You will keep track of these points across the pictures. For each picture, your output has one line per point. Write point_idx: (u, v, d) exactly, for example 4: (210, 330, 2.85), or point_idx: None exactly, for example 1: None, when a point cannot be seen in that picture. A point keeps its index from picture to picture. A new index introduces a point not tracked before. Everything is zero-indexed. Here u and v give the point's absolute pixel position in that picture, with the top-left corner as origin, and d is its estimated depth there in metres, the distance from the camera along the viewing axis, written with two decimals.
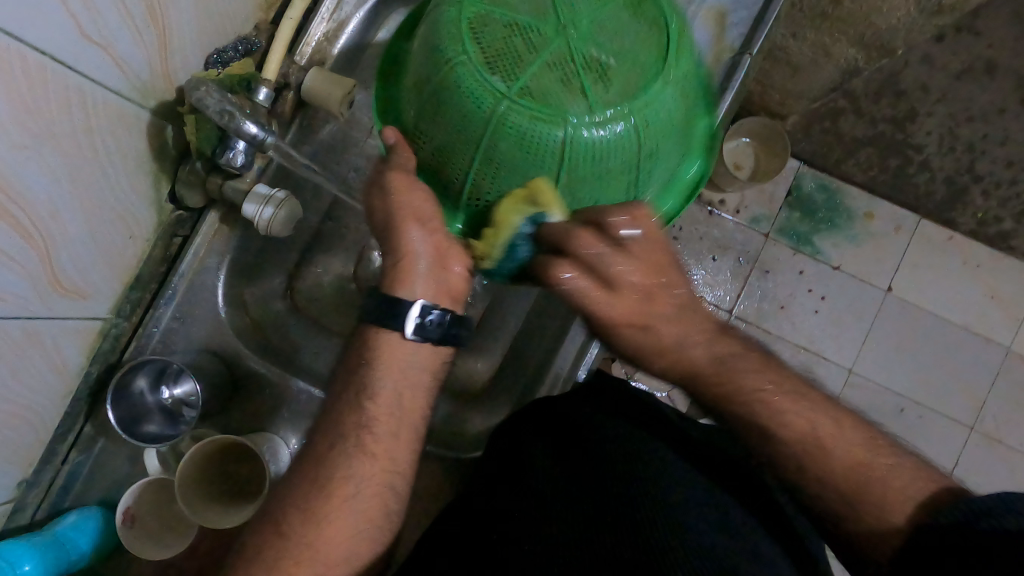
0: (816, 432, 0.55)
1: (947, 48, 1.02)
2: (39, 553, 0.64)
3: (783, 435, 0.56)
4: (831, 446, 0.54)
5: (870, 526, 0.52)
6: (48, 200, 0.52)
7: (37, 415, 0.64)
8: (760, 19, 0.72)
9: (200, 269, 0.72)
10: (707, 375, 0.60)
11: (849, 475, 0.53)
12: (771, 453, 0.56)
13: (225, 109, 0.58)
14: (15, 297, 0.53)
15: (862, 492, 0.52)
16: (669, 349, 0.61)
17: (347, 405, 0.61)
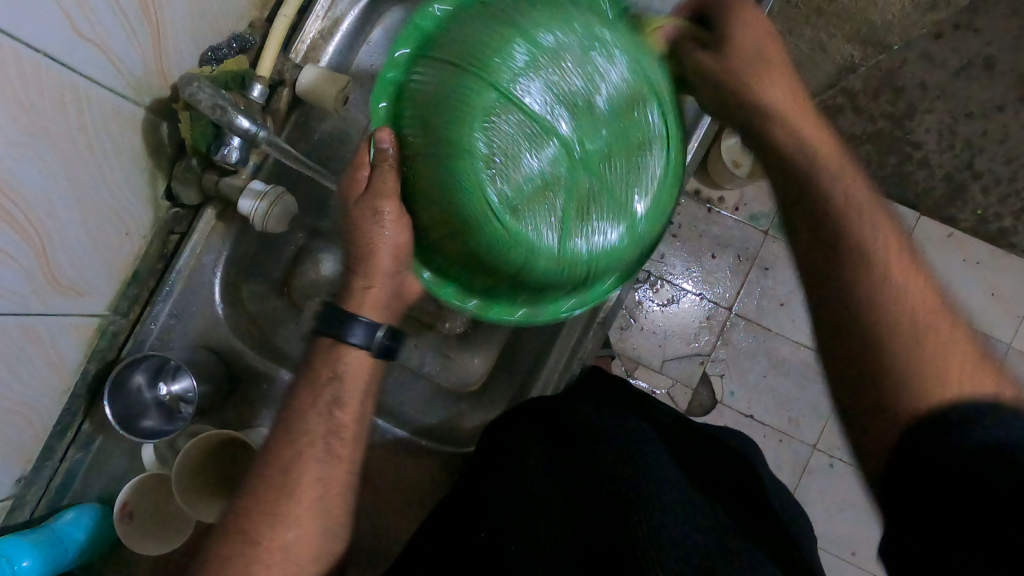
0: (924, 304, 0.51)
1: (946, 44, 1.06)
2: (38, 550, 0.64)
3: (901, 341, 0.50)
4: (922, 307, 0.51)
5: (900, 403, 0.48)
6: (45, 197, 0.53)
7: (35, 412, 0.64)
8: None
9: (196, 267, 0.72)
10: (847, 276, 0.53)
11: (944, 373, 0.48)
12: (880, 336, 0.51)
13: (218, 104, 0.58)
14: (11, 293, 0.53)
15: (879, 368, 0.50)
16: (848, 221, 0.55)
17: (300, 398, 0.60)
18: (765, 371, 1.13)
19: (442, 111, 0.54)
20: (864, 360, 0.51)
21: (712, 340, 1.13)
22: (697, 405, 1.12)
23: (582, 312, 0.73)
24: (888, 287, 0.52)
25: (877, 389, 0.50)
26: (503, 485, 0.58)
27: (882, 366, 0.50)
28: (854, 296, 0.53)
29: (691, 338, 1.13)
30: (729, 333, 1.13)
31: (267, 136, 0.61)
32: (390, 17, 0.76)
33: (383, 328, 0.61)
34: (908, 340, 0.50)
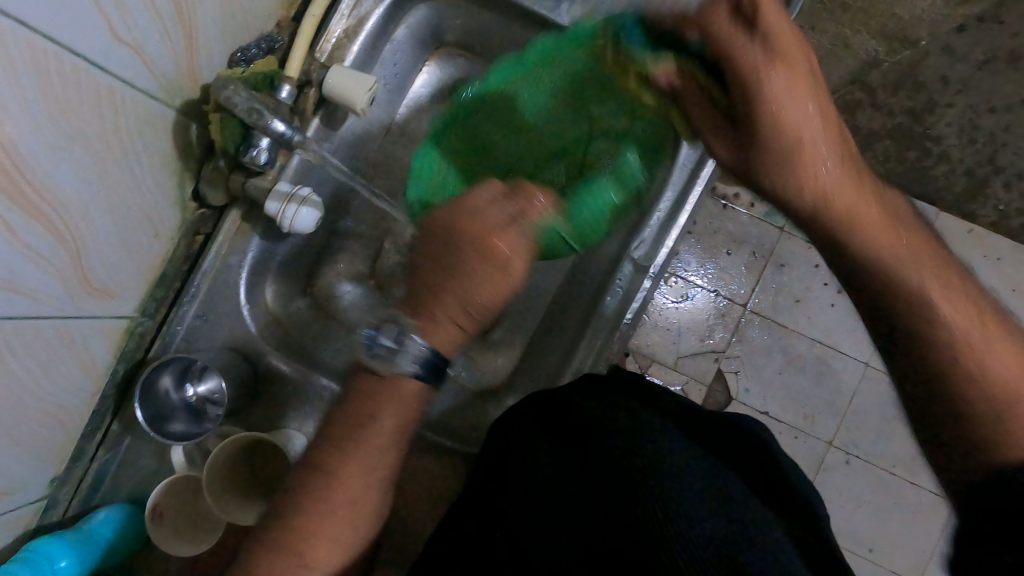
0: (965, 334, 0.51)
1: (968, 40, 1.04)
2: (74, 550, 0.65)
3: (931, 327, 0.52)
4: (973, 349, 0.51)
5: (994, 432, 0.50)
6: (79, 200, 0.52)
7: (68, 413, 0.64)
8: (782, 11, 0.71)
9: (222, 268, 0.72)
10: (885, 272, 0.54)
11: (991, 385, 0.51)
12: (926, 316, 0.52)
13: (253, 107, 0.58)
14: (49, 297, 0.53)
15: (1012, 393, 0.50)
16: (865, 255, 0.55)
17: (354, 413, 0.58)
18: (781, 367, 1.12)
19: (591, 81, 0.67)
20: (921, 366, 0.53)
21: (727, 336, 1.12)
22: (713, 403, 1.11)
23: (608, 315, 0.73)
24: (947, 314, 0.52)
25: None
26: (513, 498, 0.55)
27: (976, 355, 0.51)
28: (915, 304, 0.53)
29: (704, 334, 1.12)
30: (745, 329, 1.12)
31: (299, 140, 0.62)
32: (414, 14, 0.76)
33: (417, 355, 0.56)
34: (950, 359, 0.52)
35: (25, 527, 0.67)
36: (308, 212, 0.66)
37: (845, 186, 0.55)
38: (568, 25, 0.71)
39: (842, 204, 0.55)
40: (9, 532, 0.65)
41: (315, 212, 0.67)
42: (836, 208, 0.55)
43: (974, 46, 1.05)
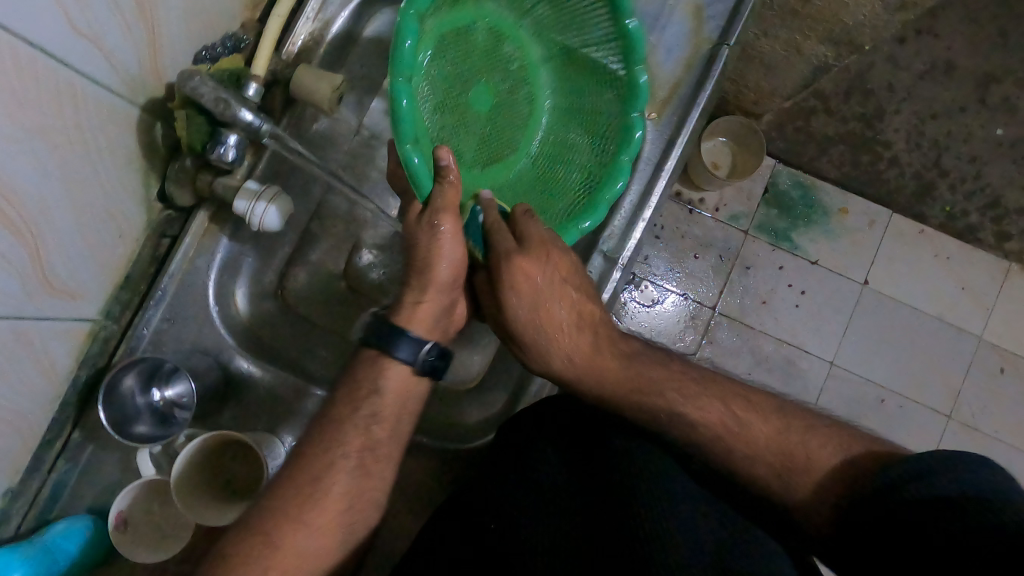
0: (740, 415, 0.56)
1: (910, 49, 1.09)
2: (28, 561, 0.63)
3: (743, 443, 0.54)
4: (747, 419, 0.55)
5: (808, 501, 0.51)
6: (39, 197, 0.52)
7: (25, 419, 0.63)
8: (737, 10, 0.76)
9: (189, 270, 0.72)
10: (625, 386, 0.59)
11: (801, 471, 0.52)
12: (740, 450, 0.54)
13: (220, 98, 0.58)
14: (5, 296, 0.52)
15: (791, 463, 0.53)
16: (648, 397, 0.58)
17: (339, 407, 0.60)
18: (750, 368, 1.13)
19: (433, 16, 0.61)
20: (695, 460, 0.57)
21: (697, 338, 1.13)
22: None
23: None
24: (692, 408, 0.57)
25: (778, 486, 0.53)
26: (519, 496, 0.53)
27: (738, 461, 0.54)
28: (754, 451, 0.54)
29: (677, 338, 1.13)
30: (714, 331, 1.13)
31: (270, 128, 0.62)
32: (380, 20, 0.78)
33: (428, 344, 0.61)
34: (693, 442, 0.57)
35: None
36: (275, 211, 0.66)
37: (530, 269, 0.59)
38: None
39: (540, 293, 0.60)
40: None
41: (282, 210, 0.67)
42: (580, 346, 0.61)
43: (915, 56, 1.10)
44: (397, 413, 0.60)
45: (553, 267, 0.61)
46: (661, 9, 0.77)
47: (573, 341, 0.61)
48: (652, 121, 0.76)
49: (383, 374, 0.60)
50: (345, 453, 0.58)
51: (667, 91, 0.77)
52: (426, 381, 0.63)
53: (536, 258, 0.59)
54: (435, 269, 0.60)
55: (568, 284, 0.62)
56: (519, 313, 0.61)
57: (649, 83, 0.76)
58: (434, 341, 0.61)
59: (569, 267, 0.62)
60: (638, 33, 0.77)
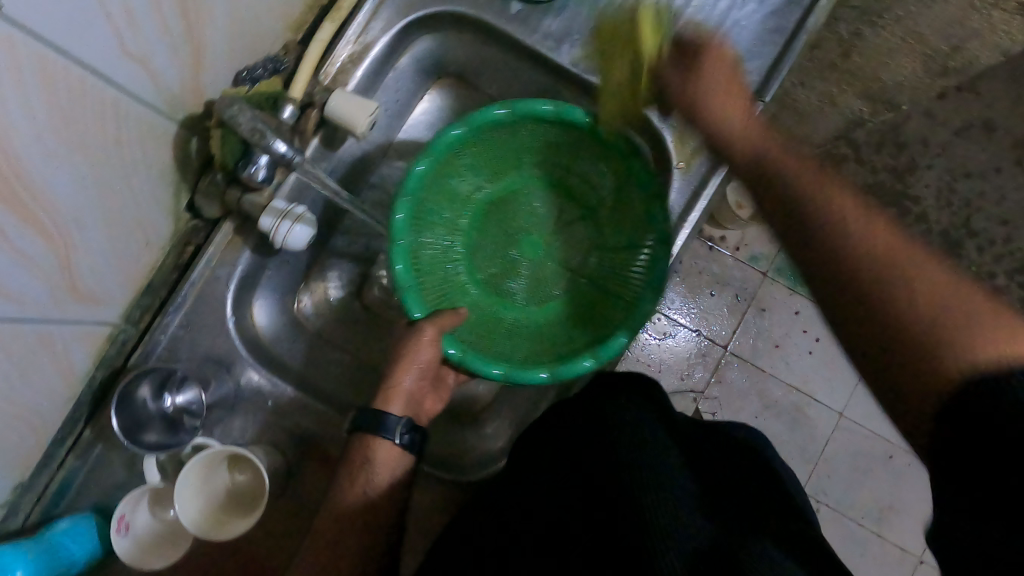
0: (933, 295, 0.46)
1: (948, 105, 1.05)
2: (31, 560, 0.64)
3: (885, 288, 0.48)
4: (939, 302, 0.46)
5: (957, 335, 0.44)
6: (75, 209, 0.53)
7: (40, 417, 0.64)
8: (774, 68, 0.76)
9: (209, 279, 0.73)
10: (811, 206, 0.55)
11: (965, 335, 0.43)
12: (926, 329, 0.45)
13: (256, 127, 0.59)
14: (31, 300, 0.54)
15: (960, 322, 0.44)
16: (817, 216, 0.54)
17: (342, 478, 0.67)
18: (758, 411, 1.11)
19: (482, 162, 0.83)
20: (837, 303, 0.51)
21: (706, 376, 1.11)
22: None
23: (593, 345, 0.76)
24: (869, 228, 0.51)
25: (846, 296, 0.50)
26: (531, 495, 0.58)
27: (935, 302, 0.46)
28: (861, 271, 0.49)
29: (686, 373, 1.12)
30: (724, 370, 1.11)
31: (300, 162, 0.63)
32: (417, 45, 0.79)
33: (403, 424, 0.66)
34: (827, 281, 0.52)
35: None
36: (301, 230, 0.68)
37: (744, 133, 0.63)
38: (568, 65, 0.76)
39: (745, 133, 0.63)
40: None
41: (308, 230, 0.68)
42: (755, 149, 0.62)
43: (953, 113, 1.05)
44: (390, 484, 0.67)
45: (739, 99, 0.65)
46: None
47: (756, 137, 0.63)
48: (679, 171, 0.76)
49: (369, 450, 0.66)
50: (353, 515, 0.66)
51: (699, 139, 0.76)
52: (408, 457, 0.68)
53: (740, 92, 0.65)
54: (705, 107, 0.64)
55: (754, 127, 0.64)
56: (715, 128, 0.64)
57: (680, 132, 0.76)
58: (407, 420, 0.67)
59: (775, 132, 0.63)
60: None
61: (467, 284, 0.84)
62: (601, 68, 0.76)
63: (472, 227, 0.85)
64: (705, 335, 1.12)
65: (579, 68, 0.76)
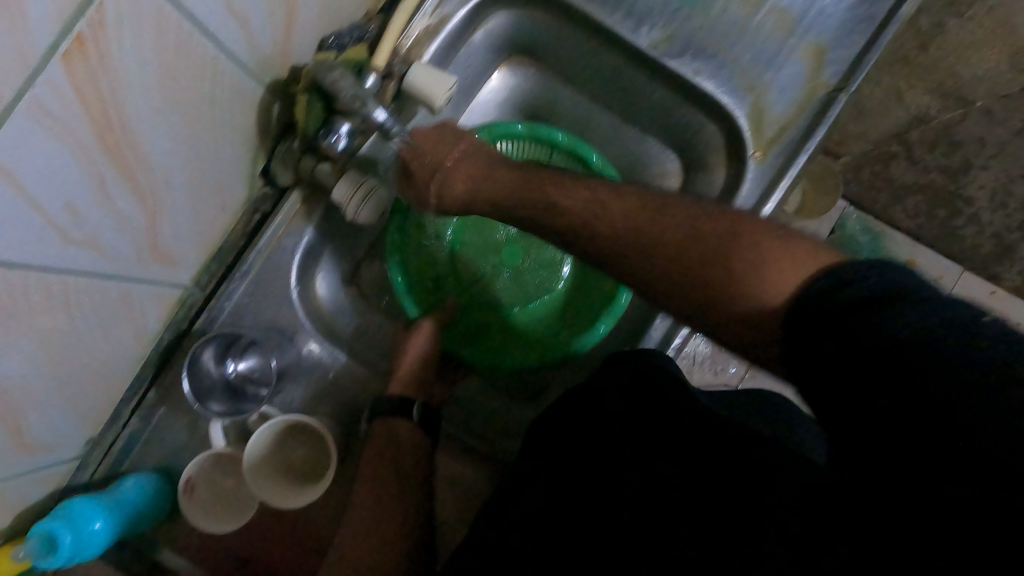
0: (681, 237, 0.50)
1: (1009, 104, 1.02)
2: (107, 513, 0.66)
3: (733, 279, 0.46)
4: (707, 235, 0.49)
5: (751, 293, 0.45)
6: (165, 167, 0.53)
7: (113, 374, 0.65)
8: (860, 59, 0.74)
9: (276, 248, 0.73)
10: (657, 236, 0.51)
11: (762, 276, 0.45)
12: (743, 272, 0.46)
13: (356, 94, 0.60)
14: (118, 255, 0.54)
15: (736, 265, 0.46)
16: (647, 230, 0.52)
17: (367, 464, 0.69)
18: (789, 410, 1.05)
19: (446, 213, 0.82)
20: (677, 285, 0.50)
21: (740, 371, 1.02)
22: None
23: (659, 335, 0.73)
24: (665, 233, 0.51)
25: (676, 274, 0.50)
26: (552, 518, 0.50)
27: (745, 279, 0.46)
28: (653, 269, 0.51)
29: (719, 366, 1.02)
30: (758, 366, 1.03)
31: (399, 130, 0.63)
32: (492, 20, 0.78)
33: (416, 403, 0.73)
34: (615, 243, 0.53)
35: (55, 486, 0.68)
36: (374, 203, 0.68)
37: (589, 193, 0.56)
38: (645, 47, 0.75)
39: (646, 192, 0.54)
40: (41, 489, 0.66)
41: (382, 203, 0.69)
42: (635, 217, 0.53)
43: (1014, 112, 1.02)
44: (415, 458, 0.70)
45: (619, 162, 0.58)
46: (780, 47, 0.75)
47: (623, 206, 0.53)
48: (755, 160, 0.74)
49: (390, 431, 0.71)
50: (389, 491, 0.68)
51: (776, 130, 0.74)
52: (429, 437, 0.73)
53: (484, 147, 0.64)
54: (524, 175, 0.60)
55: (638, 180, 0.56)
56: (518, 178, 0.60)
57: (757, 121, 0.74)
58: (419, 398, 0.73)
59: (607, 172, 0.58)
60: (752, 69, 0.75)
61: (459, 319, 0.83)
62: (680, 52, 0.75)
63: (458, 278, 0.84)
64: None
65: (657, 51, 0.75)
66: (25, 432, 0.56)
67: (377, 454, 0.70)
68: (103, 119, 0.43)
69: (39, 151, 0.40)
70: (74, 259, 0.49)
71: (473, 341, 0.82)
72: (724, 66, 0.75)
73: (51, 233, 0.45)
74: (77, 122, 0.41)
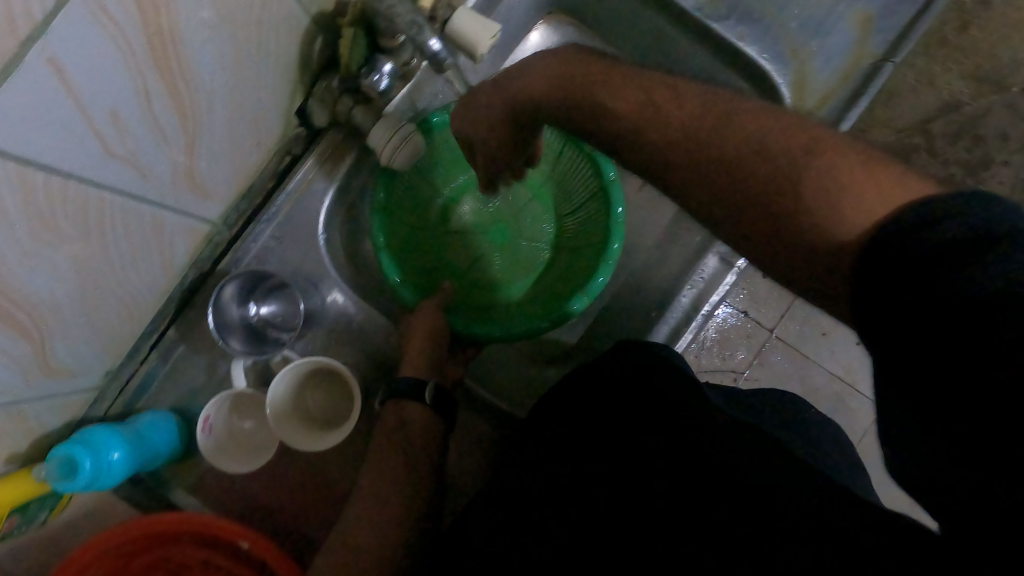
0: (739, 158, 0.42)
1: None
2: (126, 444, 0.65)
3: (748, 183, 0.41)
4: (757, 166, 0.41)
5: (816, 226, 0.38)
6: (210, 89, 0.52)
7: (136, 305, 0.64)
8: (909, 30, 0.72)
9: (305, 192, 0.72)
10: (661, 148, 0.45)
11: (813, 197, 0.39)
12: (799, 202, 0.39)
13: (415, 21, 0.56)
14: (155, 178, 0.53)
15: (791, 195, 0.40)
16: (668, 147, 0.45)
17: (376, 449, 0.66)
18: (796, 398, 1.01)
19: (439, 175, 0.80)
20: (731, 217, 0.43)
21: (748, 357, 0.98)
22: None
23: (686, 303, 0.75)
24: (709, 140, 0.43)
25: (730, 198, 0.42)
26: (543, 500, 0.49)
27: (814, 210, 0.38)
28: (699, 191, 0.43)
29: (727, 352, 0.98)
30: (767, 353, 0.98)
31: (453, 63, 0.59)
32: None
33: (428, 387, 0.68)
34: (679, 159, 0.44)
35: (74, 416, 0.67)
36: (411, 148, 0.66)
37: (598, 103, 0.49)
38: (691, 8, 0.73)
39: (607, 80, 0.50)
40: (58, 417, 0.64)
41: (417, 149, 0.67)
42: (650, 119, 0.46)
43: None
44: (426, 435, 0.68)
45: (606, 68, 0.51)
46: (829, 13, 0.73)
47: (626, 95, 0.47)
48: None
49: (404, 412, 0.68)
50: (395, 477, 0.64)
51: (818, 99, 0.74)
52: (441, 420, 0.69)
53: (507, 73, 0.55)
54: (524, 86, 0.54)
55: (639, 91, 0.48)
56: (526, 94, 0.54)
57: (800, 88, 0.74)
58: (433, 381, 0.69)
59: (604, 64, 0.51)
60: (799, 35, 0.74)
61: (467, 280, 0.81)
62: (726, 15, 0.74)
63: (462, 241, 0.82)
64: (751, 317, 0.98)
65: (702, 12, 0.73)
66: (49, 355, 0.56)
67: (387, 439, 0.67)
68: (155, 27, 0.42)
69: (90, 50, 0.39)
70: (112, 174, 0.48)
71: (484, 298, 0.81)
72: (770, 31, 0.74)
73: (94, 143, 0.44)
74: (130, 25, 0.40)
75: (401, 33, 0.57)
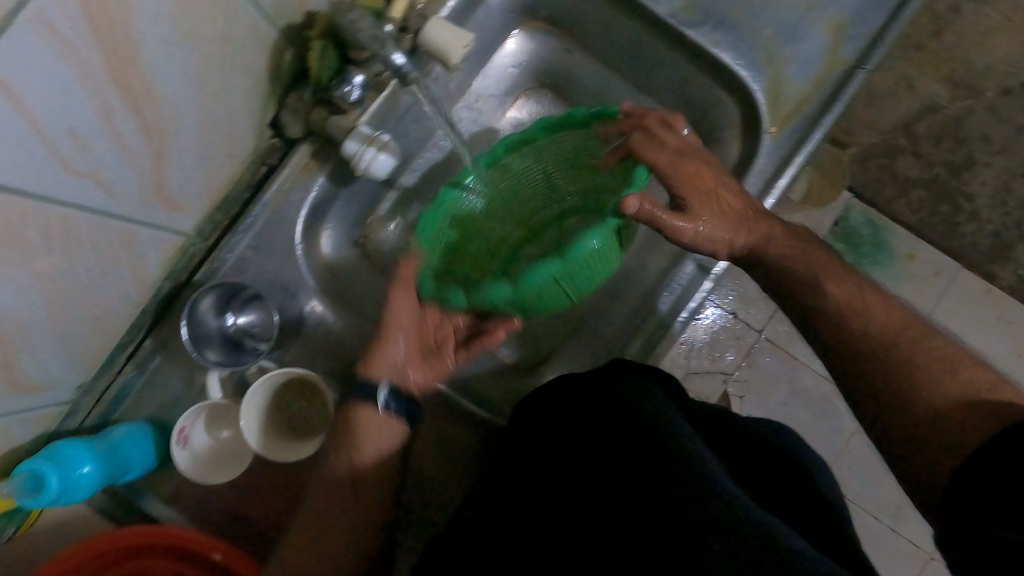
0: (895, 326, 0.59)
1: (1014, 103, 1.01)
2: (98, 457, 0.65)
3: (892, 354, 0.58)
4: (920, 362, 0.57)
5: (911, 391, 0.56)
6: (174, 103, 0.52)
7: (109, 317, 0.64)
8: (879, 37, 0.73)
9: (282, 203, 0.71)
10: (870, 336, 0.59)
11: (925, 365, 0.56)
12: (922, 378, 0.56)
13: (377, 36, 0.56)
14: (121, 192, 0.53)
15: (946, 363, 0.56)
16: (816, 298, 0.63)
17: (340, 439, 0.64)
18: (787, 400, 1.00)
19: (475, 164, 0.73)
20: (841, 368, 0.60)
21: (738, 360, 0.99)
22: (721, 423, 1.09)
23: (666, 309, 0.74)
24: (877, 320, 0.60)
25: (907, 369, 0.57)
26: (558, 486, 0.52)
27: (907, 377, 0.56)
28: (873, 358, 0.58)
29: (717, 353, 0.99)
30: (756, 355, 1.00)
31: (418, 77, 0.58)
32: None
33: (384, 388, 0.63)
34: (873, 358, 0.58)
35: (48, 429, 0.67)
36: (385, 159, 0.66)
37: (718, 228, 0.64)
38: (665, 15, 0.73)
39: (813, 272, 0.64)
40: (32, 430, 0.65)
41: (391, 160, 0.67)
42: (862, 325, 0.60)
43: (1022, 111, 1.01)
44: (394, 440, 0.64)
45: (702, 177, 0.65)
46: (801, 20, 0.73)
47: (801, 261, 0.65)
48: (769, 135, 0.74)
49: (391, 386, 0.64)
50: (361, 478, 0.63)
51: (791, 106, 0.74)
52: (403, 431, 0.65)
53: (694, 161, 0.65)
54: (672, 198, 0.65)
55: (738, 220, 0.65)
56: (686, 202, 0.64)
57: (773, 94, 0.74)
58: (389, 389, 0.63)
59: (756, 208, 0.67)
60: (772, 41, 0.74)
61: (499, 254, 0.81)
62: (701, 22, 0.73)
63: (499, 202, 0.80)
64: (741, 320, 1.00)
65: (677, 19, 0.73)
66: (19, 371, 0.56)
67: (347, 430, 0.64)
68: (111, 44, 0.42)
69: (43, 71, 0.39)
70: (75, 190, 0.48)
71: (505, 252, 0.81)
72: (743, 38, 0.73)
73: (53, 161, 0.44)
74: (84, 43, 0.40)
75: (365, 48, 0.57)
